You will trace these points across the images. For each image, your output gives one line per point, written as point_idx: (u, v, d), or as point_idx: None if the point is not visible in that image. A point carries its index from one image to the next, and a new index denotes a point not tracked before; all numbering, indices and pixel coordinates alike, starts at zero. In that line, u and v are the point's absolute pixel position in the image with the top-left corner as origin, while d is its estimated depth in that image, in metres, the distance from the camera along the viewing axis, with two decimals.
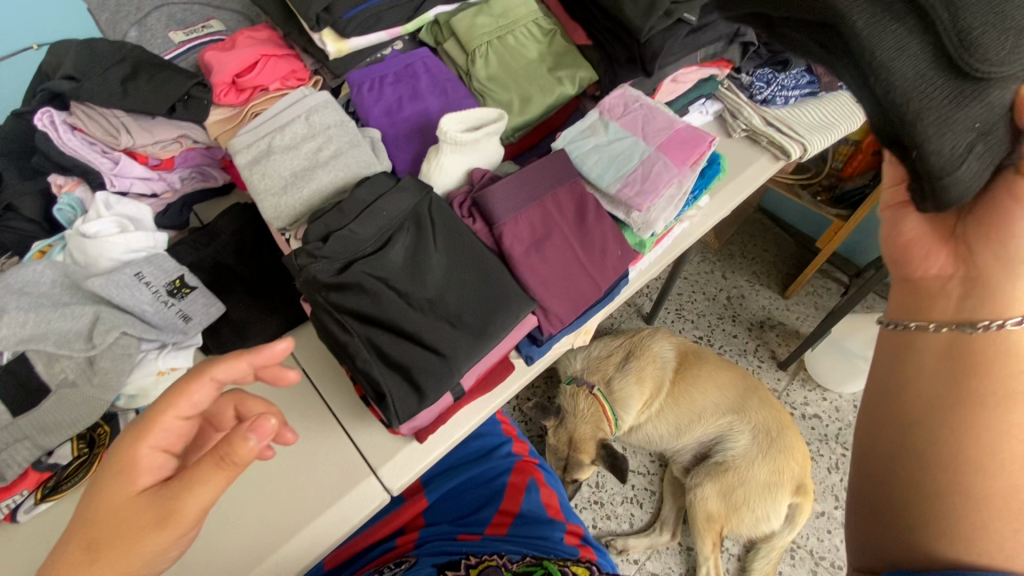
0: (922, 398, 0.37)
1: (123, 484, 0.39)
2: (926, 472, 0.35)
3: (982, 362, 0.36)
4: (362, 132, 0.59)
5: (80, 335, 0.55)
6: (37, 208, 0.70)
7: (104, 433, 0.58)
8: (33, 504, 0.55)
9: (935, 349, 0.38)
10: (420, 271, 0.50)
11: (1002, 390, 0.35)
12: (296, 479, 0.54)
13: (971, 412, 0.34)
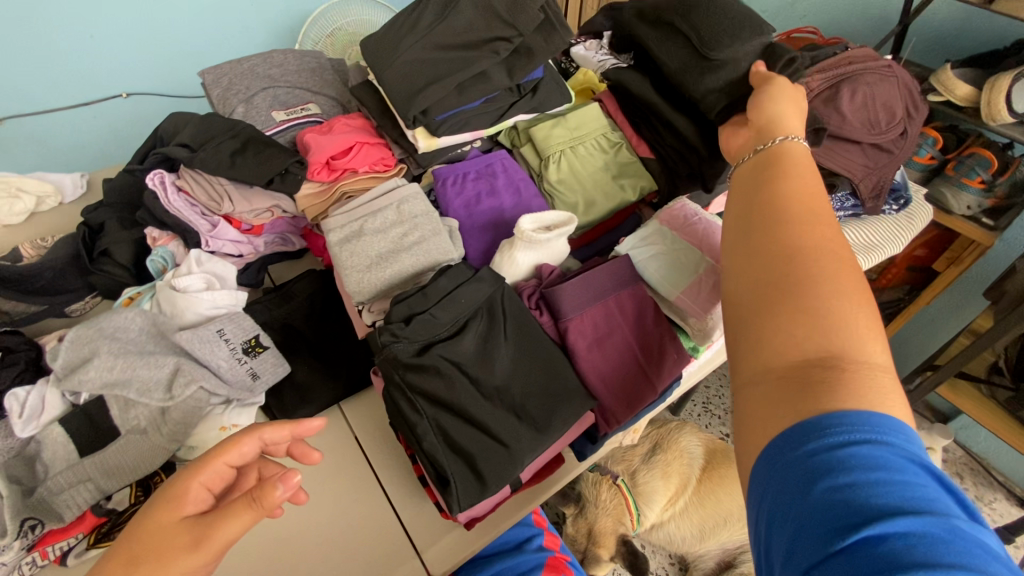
0: (757, 203, 0.40)
1: (169, 509, 0.40)
2: (774, 246, 0.36)
3: (787, 160, 0.43)
4: (442, 221, 0.65)
5: (159, 384, 0.58)
6: (128, 256, 0.75)
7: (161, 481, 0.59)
8: (84, 548, 0.56)
9: (761, 166, 0.44)
10: (490, 359, 0.53)
11: (802, 181, 0.41)
12: (342, 552, 0.55)
13: (794, 197, 0.39)
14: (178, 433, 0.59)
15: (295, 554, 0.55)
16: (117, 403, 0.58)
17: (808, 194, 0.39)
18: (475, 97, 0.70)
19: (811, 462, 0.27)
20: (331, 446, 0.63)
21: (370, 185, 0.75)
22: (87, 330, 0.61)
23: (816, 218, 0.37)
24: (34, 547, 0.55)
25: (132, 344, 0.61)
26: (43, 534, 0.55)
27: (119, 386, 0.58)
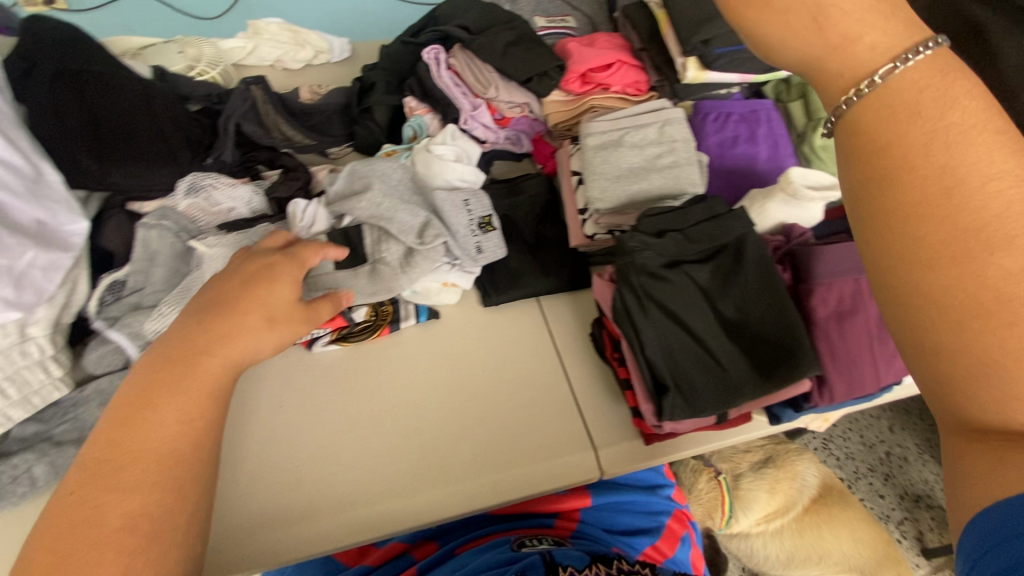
0: (895, 215, 0.26)
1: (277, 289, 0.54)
2: (936, 295, 0.25)
3: (913, 102, 0.26)
4: (697, 154, 0.63)
5: (415, 228, 0.65)
6: (386, 117, 0.83)
7: (389, 311, 0.67)
8: (327, 341, 0.64)
9: (870, 132, 0.27)
10: (727, 295, 0.52)
11: (922, 125, 0.26)
12: (524, 423, 0.60)
13: (956, 178, 0.25)
14: (417, 273, 0.65)
15: (484, 409, 0.61)
16: (376, 236, 0.66)
17: (967, 162, 0.25)
18: None
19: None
20: (527, 334, 0.68)
21: (617, 105, 0.76)
22: (362, 166, 0.69)
23: (1002, 213, 0.24)
24: None
25: (395, 190, 0.68)
26: None
27: (384, 222, 0.65)
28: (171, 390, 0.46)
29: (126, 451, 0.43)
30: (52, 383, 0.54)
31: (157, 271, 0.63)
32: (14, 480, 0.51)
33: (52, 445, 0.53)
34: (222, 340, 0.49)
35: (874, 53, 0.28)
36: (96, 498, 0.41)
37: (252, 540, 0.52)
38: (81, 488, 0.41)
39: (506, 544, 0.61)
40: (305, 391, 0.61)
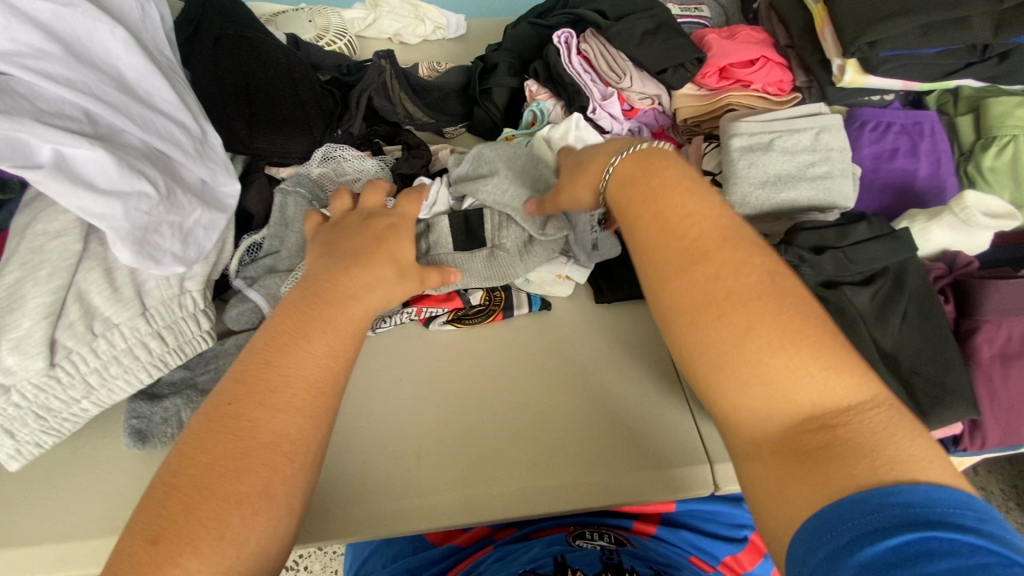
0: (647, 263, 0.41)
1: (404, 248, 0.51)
2: (673, 303, 0.38)
3: (648, 171, 0.42)
4: (851, 166, 0.59)
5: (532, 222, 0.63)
6: (505, 99, 0.81)
7: (500, 296, 0.67)
8: (444, 321, 0.65)
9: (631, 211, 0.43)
10: (884, 322, 0.49)
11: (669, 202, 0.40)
12: (635, 428, 0.58)
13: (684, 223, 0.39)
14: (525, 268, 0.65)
15: (595, 408, 0.60)
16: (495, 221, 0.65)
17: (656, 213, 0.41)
18: (938, 44, 0.62)
19: (837, 561, 0.29)
20: (638, 337, 0.66)
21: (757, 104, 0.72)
22: (487, 149, 0.67)
23: (696, 237, 0.38)
24: (414, 304, 0.64)
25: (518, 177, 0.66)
26: (423, 296, 0.64)
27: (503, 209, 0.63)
28: (320, 329, 0.42)
29: (279, 374, 0.39)
30: (202, 334, 0.57)
31: (291, 236, 0.64)
32: (165, 421, 0.54)
33: (197, 392, 0.56)
34: (355, 292, 0.45)
35: (602, 160, 0.47)
36: (260, 416, 0.38)
37: (362, 508, 0.53)
38: (240, 399, 0.38)
39: (561, 536, 0.62)
40: (423, 369, 0.62)
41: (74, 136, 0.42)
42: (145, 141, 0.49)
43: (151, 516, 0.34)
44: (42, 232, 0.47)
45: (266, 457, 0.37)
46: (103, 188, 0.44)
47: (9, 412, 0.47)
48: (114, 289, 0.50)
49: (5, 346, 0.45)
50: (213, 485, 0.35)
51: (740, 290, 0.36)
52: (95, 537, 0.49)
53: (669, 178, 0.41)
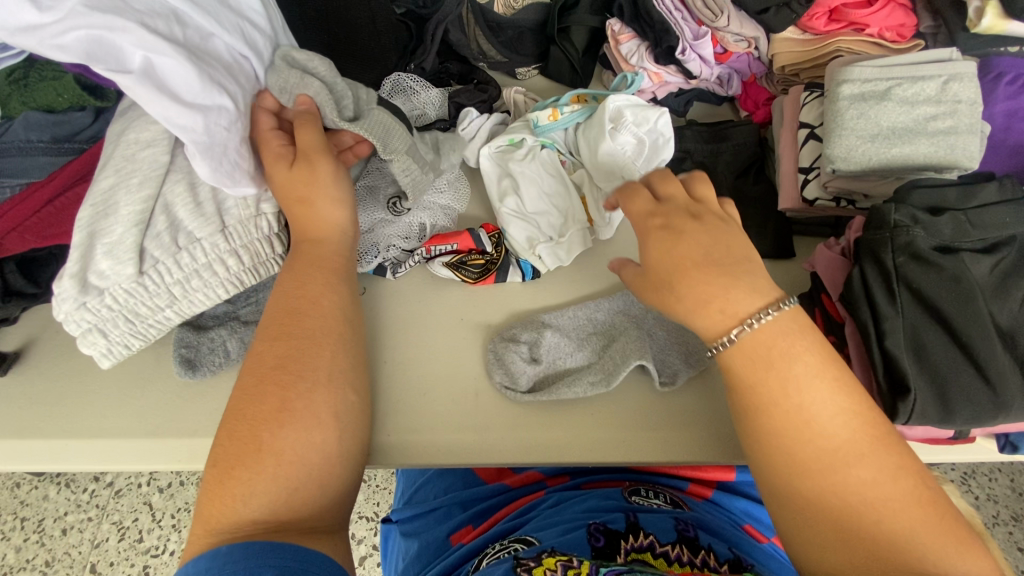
0: (822, 481, 0.40)
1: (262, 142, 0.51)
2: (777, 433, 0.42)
3: (778, 352, 0.43)
4: (979, 121, 0.53)
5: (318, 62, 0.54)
6: (583, 41, 0.78)
7: (502, 248, 0.61)
8: (443, 262, 0.60)
9: (791, 464, 0.41)
10: (1003, 295, 0.45)
11: (796, 454, 0.41)
12: (699, 391, 0.55)
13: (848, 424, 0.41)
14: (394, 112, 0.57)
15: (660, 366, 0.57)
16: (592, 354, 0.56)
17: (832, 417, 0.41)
18: None
19: None
20: None
21: (869, 51, 0.65)
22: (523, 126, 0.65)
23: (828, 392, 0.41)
24: (422, 244, 0.61)
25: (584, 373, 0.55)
26: (432, 236, 0.61)
27: (284, 61, 0.54)
28: (301, 276, 0.49)
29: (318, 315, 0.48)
30: (274, 257, 0.56)
31: None
32: (212, 350, 0.55)
33: (241, 323, 0.57)
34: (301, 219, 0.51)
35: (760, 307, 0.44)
36: (267, 349, 0.46)
37: (416, 443, 0.53)
38: (290, 347, 0.46)
39: (616, 491, 0.61)
40: (478, 307, 0.60)
41: (160, 40, 0.42)
42: (231, 47, 0.49)
43: (225, 447, 0.43)
44: (134, 141, 0.48)
45: (309, 391, 0.45)
46: (185, 97, 0.44)
47: (102, 313, 0.50)
48: (197, 203, 0.50)
49: (100, 250, 0.47)
50: (253, 408, 0.44)
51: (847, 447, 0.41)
52: (176, 435, 0.53)
53: (830, 390, 0.41)
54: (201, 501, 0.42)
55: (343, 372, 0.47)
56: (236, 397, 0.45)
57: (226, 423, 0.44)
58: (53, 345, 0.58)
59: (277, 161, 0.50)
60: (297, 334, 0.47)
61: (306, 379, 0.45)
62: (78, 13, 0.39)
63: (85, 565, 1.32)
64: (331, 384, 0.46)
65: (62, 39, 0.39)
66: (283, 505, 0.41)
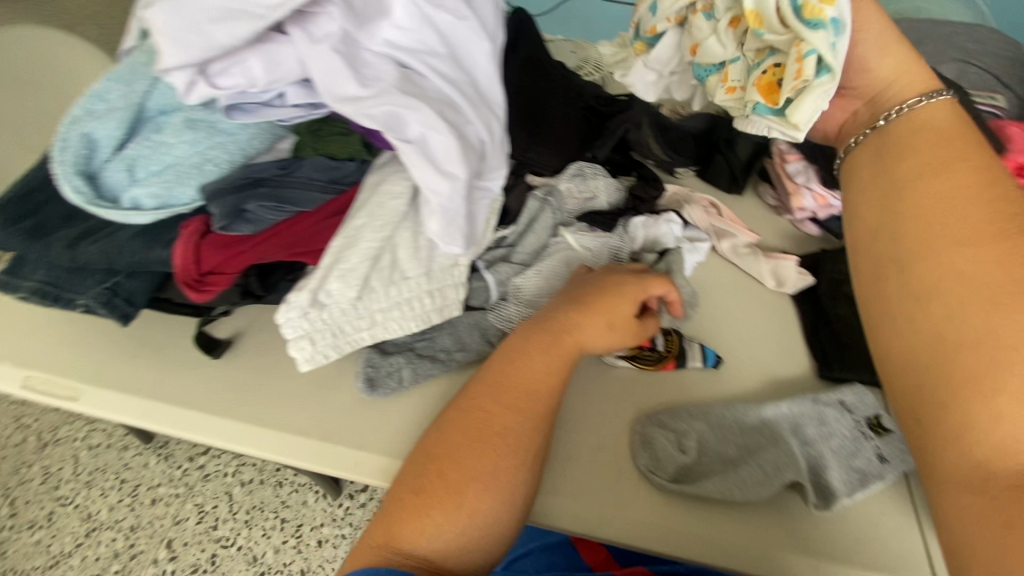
0: (973, 306, 0.46)
1: (632, 288, 0.61)
2: (925, 275, 0.50)
3: (904, 154, 0.55)
4: None
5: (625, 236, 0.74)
6: (749, 153, 0.83)
7: (673, 342, 0.65)
8: (619, 355, 0.63)
9: (934, 283, 0.49)
10: None
11: (934, 260, 0.49)
12: (847, 522, 0.54)
13: (1008, 236, 0.47)
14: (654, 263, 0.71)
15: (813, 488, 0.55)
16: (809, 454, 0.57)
17: (978, 213, 0.49)
18: None
19: None
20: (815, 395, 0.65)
21: None
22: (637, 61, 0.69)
23: (931, 195, 0.51)
24: None
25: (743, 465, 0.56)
26: None
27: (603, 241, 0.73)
28: (511, 355, 0.59)
29: (523, 390, 0.56)
30: (455, 303, 0.65)
31: (531, 237, 0.72)
32: (389, 373, 0.63)
33: (416, 355, 0.65)
34: (569, 312, 0.60)
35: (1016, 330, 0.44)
36: (480, 410, 0.56)
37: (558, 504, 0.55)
38: (485, 407, 0.56)
39: None
40: (624, 383, 0.63)
41: (439, 120, 0.51)
42: (479, 134, 0.57)
43: (420, 480, 0.53)
44: (387, 192, 0.57)
45: (497, 448, 0.54)
46: (440, 167, 0.53)
47: (318, 324, 0.59)
48: (416, 249, 0.60)
49: (336, 274, 0.57)
50: (456, 459, 0.53)
51: (986, 279, 0.46)
52: (346, 444, 0.60)
53: (942, 181, 0.52)
54: (397, 518, 0.52)
55: (521, 443, 0.54)
56: (445, 442, 0.55)
57: (437, 459, 0.54)
58: (256, 341, 0.67)
59: (632, 305, 0.60)
60: (514, 407, 0.56)
61: (512, 448, 0.54)
62: (389, 94, 0.50)
63: (163, 539, 1.40)
64: (505, 451, 0.54)
65: (374, 110, 0.50)
66: (453, 548, 0.51)
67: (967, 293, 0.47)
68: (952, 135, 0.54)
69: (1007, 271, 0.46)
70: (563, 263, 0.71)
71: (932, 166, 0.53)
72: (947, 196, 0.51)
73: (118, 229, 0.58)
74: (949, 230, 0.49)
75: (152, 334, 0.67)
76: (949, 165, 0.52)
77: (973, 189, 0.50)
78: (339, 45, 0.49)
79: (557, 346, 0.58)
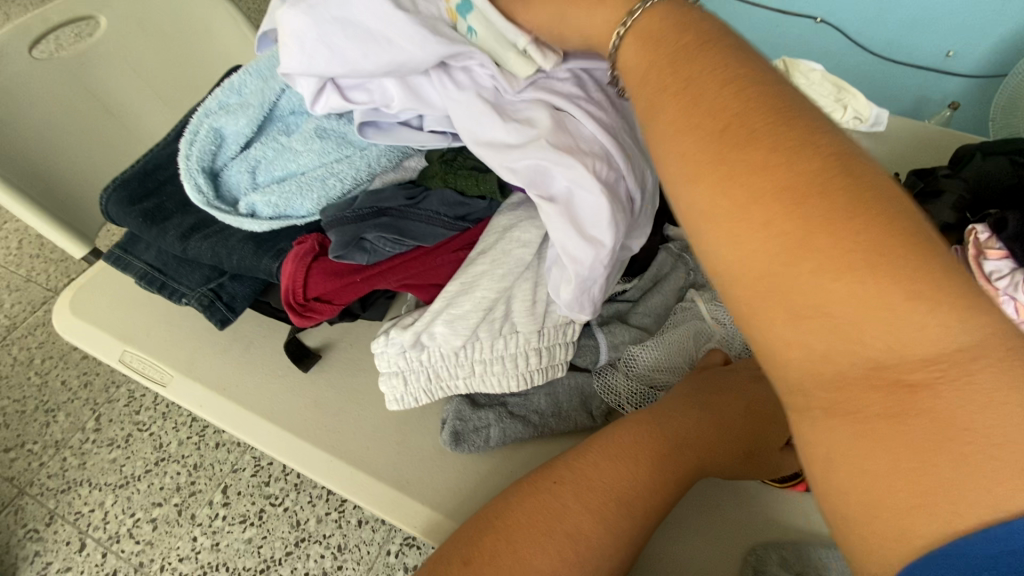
0: (732, 258, 0.31)
1: (778, 412, 0.51)
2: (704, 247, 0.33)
3: (653, 78, 0.37)
4: None
5: None
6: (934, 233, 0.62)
7: None
8: None
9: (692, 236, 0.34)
10: None
11: (695, 213, 0.33)
12: None
13: (686, 95, 0.34)
14: None
15: None
16: None
17: (706, 148, 0.32)
18: None
19: None
20: None
21: None
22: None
23: (684, 128, 0.34)
24: None
25: None
26: None
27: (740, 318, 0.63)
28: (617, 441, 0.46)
29: (621, 488, 0.44)
30: (561, 363, 0.57)
31: (656, 297, 0.64)
32: (476, 430, 0.57)
33: (507, 412, 0.58)
34: (706, 422, 0.48)
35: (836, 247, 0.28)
36: (562, 493, 0.44)
37: None
38: (566, 491, 0.44)
39: None
40: (739, 494, 0.55)
41: (592, 180, 0.44)
42: (631, 191, 0.48)
43: (466, 552, 0.42)
44: (515, 238, 0.51)
45: (566, 548, 0.42)
46: (584, 231, 0.45)
47: (415, 365, 0.54)
48: (533, 303, 0.53)
49: (443, 318, 0.51)
50: (511, 545, 0.42)
51: (764, 218, 0.30)
52: (414, 497, 0.55)
53: (683, 106, 0.34)
54: None
55: (597, 549, 0.42)
56: (505, 516, 0.43)
57: (495, 533, 0.43)
58: (345, 357, 0.64)
59: (775, 436, 0.50)
60: (600, 516, 0.43)
61: (582, 559, 0.42)
62: (538, 145, 0.44)
63: (219, 483, 1.31)
64: (574, 553, 0.41)
65: (518, 164, 0.44)
66: None
67: (757, 247, 0.30)
68: (664, 52, 0.37)
69: (781, 206, 0.29)
70: (691, 333, 0.62)
71: (660, 109, 0.36)
72: (670, 128, 0.34)
73: (230, 227, 0.55)
74: (704, 166, 0.32)
75: (244, 328, 0.66)
76: (683, 79, 0.35)
77: (714, 103, 0.33)
78: (486, 95, 0.46)
79: (669, 454, 0.46)
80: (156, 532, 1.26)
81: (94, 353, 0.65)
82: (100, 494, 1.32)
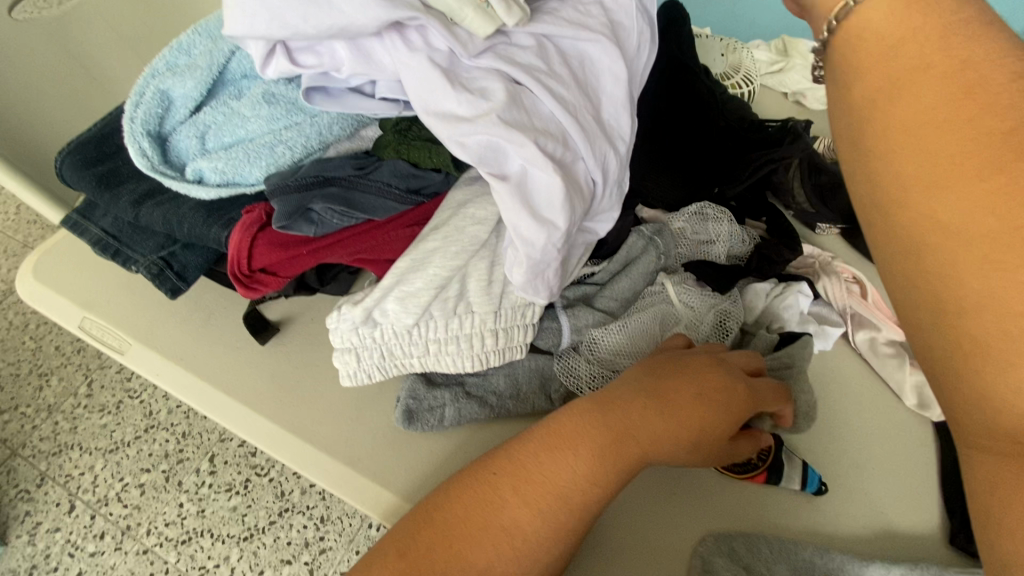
0: (968, 264, 0.32)
1: (733, 397, 0.49)
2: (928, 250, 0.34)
3: (885, 65, 0.37)
4: None
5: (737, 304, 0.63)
6: None
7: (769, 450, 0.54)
8: None
9: (905, 234, 0.35)
10: None
11: (925, 214, 0.34)
12: None
13: (942, 72, 0.34)
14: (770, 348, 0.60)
15: None
16: None
17: (956, 152, 0.33)
18: None
19: None
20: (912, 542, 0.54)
21: None
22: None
23: (931, 126, 0.34)
24: None
25: None
26: None
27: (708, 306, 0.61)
28: (558, 430, 0.45)
29: (560, 479, 0.43)
30: (520, 346, 0.55)
31: (624, 280, 0.61)
32: (431, 409, 0.56)
33: (463, 392, 0.57)
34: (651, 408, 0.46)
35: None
36: (501, 484, 0.43)
37: None
38: (504, 481, 0.43)
39: None
40: (697, 483, 0.54)
41: (545, 159, 0.42)
42: (590, 173, 0.46)
43: (410, 544, 0.41)
44: (470, 216, 0.50)
45: (502, 541, 0.41)
46: (536, 212, 0.43)
47: (367, 342, 0.53)
48: (489, 282, 0.51)
49: (394, 295, 0.50)
50: (450, 535, 0.41)
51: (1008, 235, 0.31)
52: (365, 473, 0.55)
53: (933, 101, 0.34)
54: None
55: (538, 542, 0.42)
56: (446, 507, 0.43)
57: (434, 523, 0.42)
58: (305, 330, 0.64)
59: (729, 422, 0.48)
60: (539, 508, 0.42)
61: (522, 551, 0.41)
62: (488, 119, 0.41)
63: (206, 452, 1.32)
64: (511, 544, 0.41)
65: (467, 138, 0.41)
66: None
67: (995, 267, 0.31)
68: (899, 39, 0.36)
69: None
70: (658, 319, 0.60)
71: (899, 101, 0.35)
72: (910, 110, 0.35)
73: (183, 195, 0.54)
74: (945, 169, 0.33)
75: (206, 298, 0.66)
76: (934, 70, 0.35)
77: (975, 106, 0.33)
78: (439, 60, 0.42)
79: (612, 445, 0.44)
80: (143, 497, 1.28)
81: (54, 318, 0.64)
82: (90, 458, 1.33)
